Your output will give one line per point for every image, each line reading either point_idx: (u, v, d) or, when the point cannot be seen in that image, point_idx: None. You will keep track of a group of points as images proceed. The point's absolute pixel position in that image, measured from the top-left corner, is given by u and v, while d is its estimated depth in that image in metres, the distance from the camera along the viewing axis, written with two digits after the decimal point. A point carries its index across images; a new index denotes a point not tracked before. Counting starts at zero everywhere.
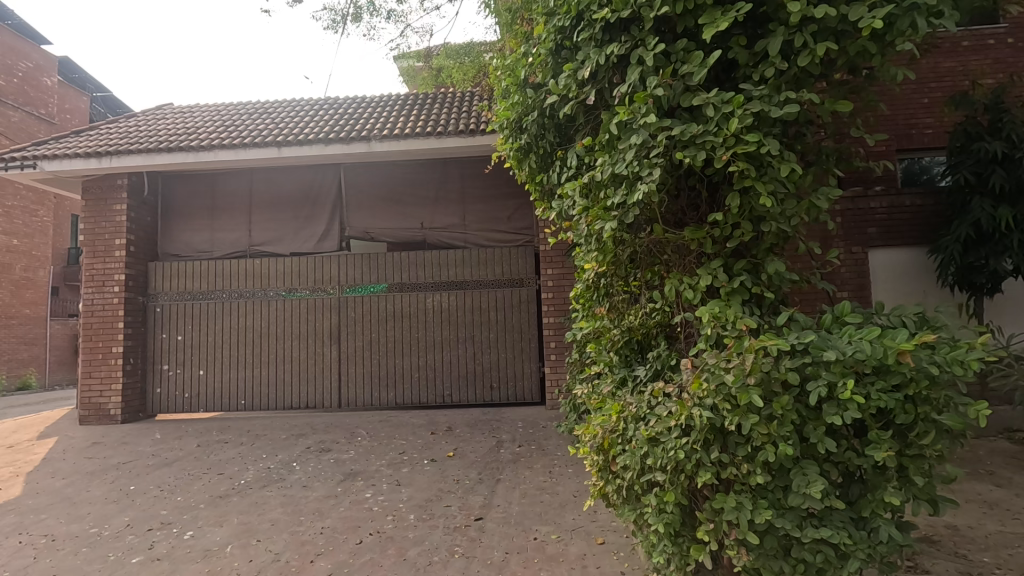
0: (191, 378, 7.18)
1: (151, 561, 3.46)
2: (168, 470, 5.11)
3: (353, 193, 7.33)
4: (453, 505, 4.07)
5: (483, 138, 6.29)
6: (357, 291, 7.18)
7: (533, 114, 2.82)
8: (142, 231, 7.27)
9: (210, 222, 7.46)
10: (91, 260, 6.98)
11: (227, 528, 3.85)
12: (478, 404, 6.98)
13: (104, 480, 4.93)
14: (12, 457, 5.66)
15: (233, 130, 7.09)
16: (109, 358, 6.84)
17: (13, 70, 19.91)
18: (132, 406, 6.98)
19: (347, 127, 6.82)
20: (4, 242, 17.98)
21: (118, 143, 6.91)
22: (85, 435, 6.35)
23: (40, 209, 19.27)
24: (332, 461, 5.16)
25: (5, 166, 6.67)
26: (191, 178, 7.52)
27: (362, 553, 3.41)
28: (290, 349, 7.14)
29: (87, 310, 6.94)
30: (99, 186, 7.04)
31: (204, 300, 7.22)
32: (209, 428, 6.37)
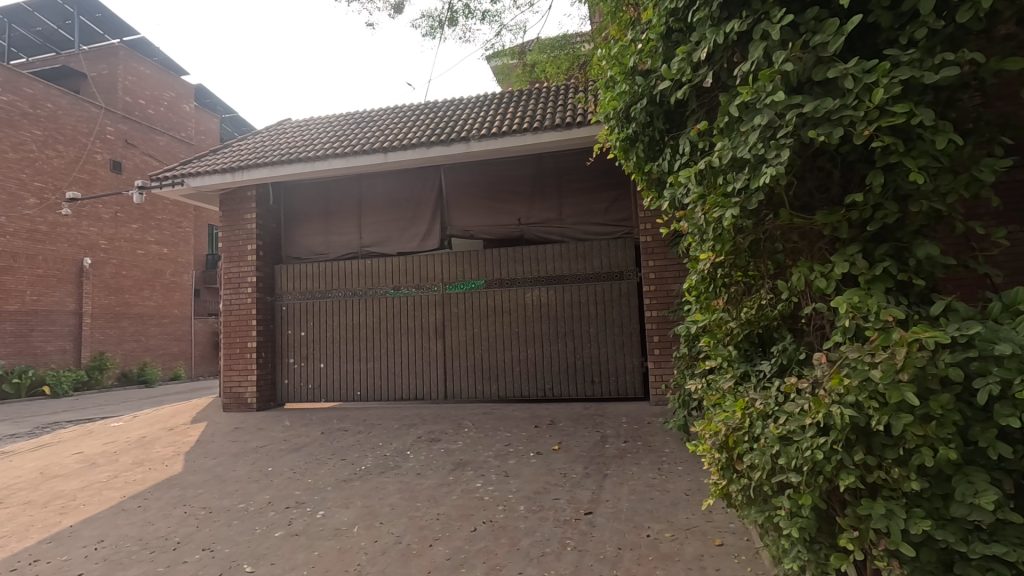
0: (313, 370, 7.81)
1: (291, 535, 3.82)
2: (298, 454, 5.61)
3: (453, 192, 7.57)
4: (562, 498, 4.10)
5: (580, 131, 6.23)
6: (459, 287, 7.42)
7: (642, 102, 2.75)
8: (269, 236, 8.00)
9: (326, 227, 8.04)
10: (228, 264, 7.82)
11: (353, 510, 4.16)
12: (580, 398, 6.96)
13: (246, 461, 5.52)
14: (173, 438, 6.49)
15: (345, 140, 7.60)
16: (245, 352, 7.63)
17: (158, 100, 22.95)
18: (265, 395, 7.74)
19: (447, 129, 7.04)
20: (157, 252, 20.66)
21: (248, 159, 7.65)
22: (228, 420, 7.13)
23: (183, 221, 21.88)
24: (442, 450, 5.39)
25: (160, 184, 7.64)
26: (308, 186, 8.14)
27: (477, 540, 3.54)
28: (400, 344, 7.54)
29: (227, 310, 7.80)
30: (233, 198, 7.85)
31: (323, 299, 7.83)
32: (330, 417, 6.90)
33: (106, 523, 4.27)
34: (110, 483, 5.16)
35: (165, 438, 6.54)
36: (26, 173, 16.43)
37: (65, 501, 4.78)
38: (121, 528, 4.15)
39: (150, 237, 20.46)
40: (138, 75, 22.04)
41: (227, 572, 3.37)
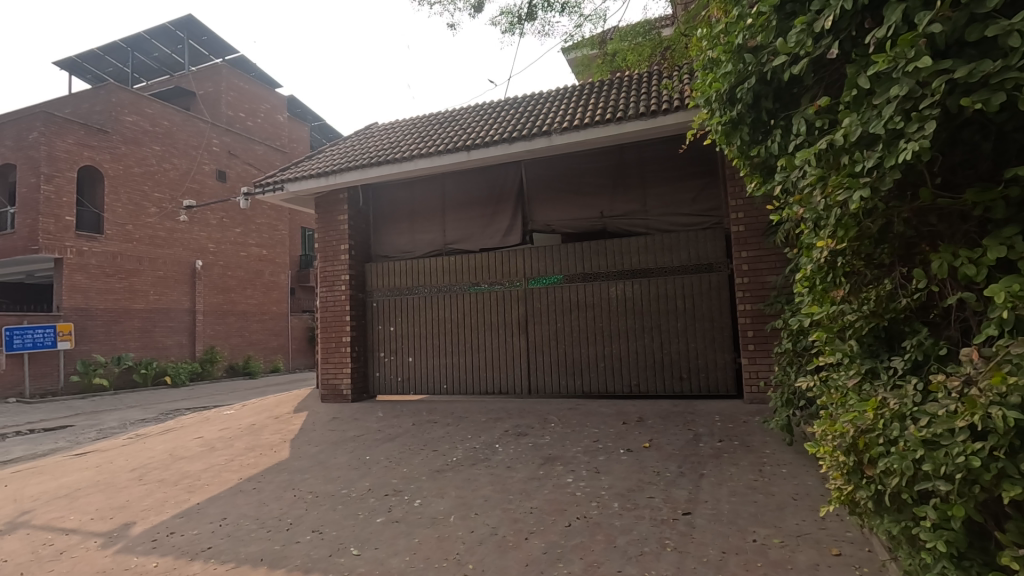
0: (403, 364, 8.12)
1: (392, 522, 3.98)
2: (393, 444, 5.83)
3: (534, 187, 7.56)
4: (657, 496, 3.98)
5: (666, 119, 6.02)
6: (541, 281, 7.42)
7: (750, 81, 2.60)
8: (360, 235, 8.39)
9: (411, 225, 8.30)
10: (324, 264, 8.29)
11: (447, 500, 4.26)
12: (667, 395, 6.74)
13: (345, 450, 5.81)
14: (279, 426, 6.97)
15: (429, 140, 7.80)
16: (340, 346, 8.06)
17: (256, 113, 24.81)
18: (359, 387, 8.14)
19: (528, 124, 7.04)
20: (257, 254, 22.35)
21: (340, 163, 8.05)
22: (326, 411, 7.56)
23: (279, 224, 23.49)
24: (530, 445, 5.40)
25: (263, 190, 8.21)
26: (394, 186, 8.43)
27: (572, 536, 3.51)
28: (484, 339, 7.66)
29: (323, 306, 8.28)
30: (327, 201, 8.31)
31: (411, 295, 8.13)
32: (419, 410, 7.13)
33: (227, 503, 4.65)
34: (228, 466, 5.63)
35: (272, 426, 7.03)
36: (148, 184, 18.37)
37: (192, 481, 5.27)
38: (240, 508, 4.51)
39: (251, 240, 22.17)
40: (238, 91, 23.92)
41: (336, 553, 3.56)
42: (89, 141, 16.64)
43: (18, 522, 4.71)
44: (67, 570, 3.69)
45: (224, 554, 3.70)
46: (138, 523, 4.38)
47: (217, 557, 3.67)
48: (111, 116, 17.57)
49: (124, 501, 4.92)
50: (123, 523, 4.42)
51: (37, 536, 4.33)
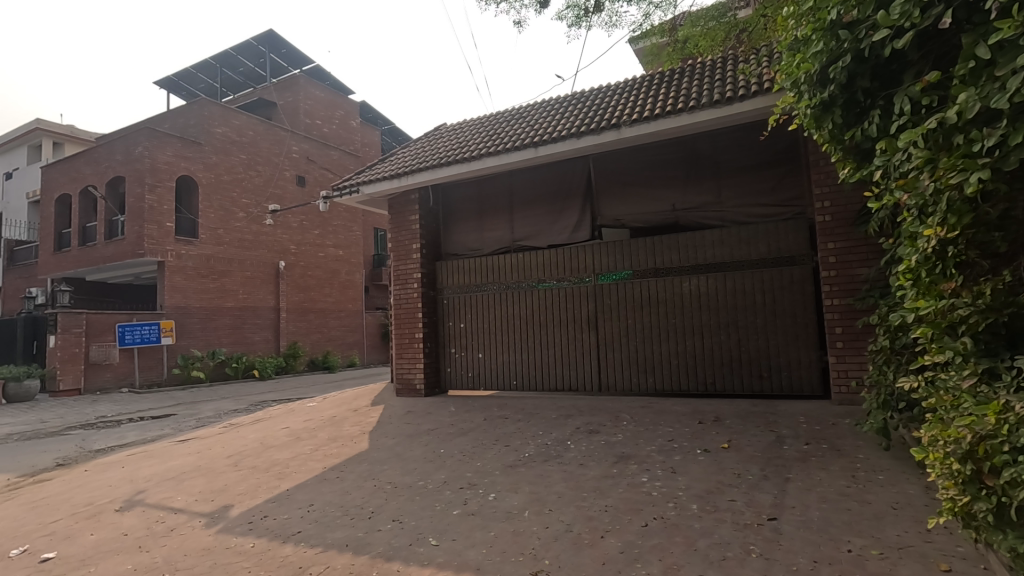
0: (473, 360, 8.26)
1: (467, 515, 4.05)
2: (465, 438, 5.94)
3: (603, 181, 7.45)
4: (739, 500, 3.81)
5: (743, 105, 5.76)
6: (611, 277, 7.31)
7: (845, 60, 2.47)
8: (430, 235, 8.60)
9: (480, 223, 8.41)
10: (397, 263, 8.57)
11: (521, 495, 4.29)
12: (746, 394, 6.45)
13: (420, 443, 5.98)
14: (358, 419, 7.28)
15: (497, 138, 7.87)
16: (413, 342, 8.31)
17: (331, 119, 26.03)
18: (431, 381, 8.36)
19: (596, 117, 6.95)
20: (334, 254, 23.48)
21: (411, 164, 8.29)
22: (401, 404, 7.82)
23: (353, 225, 24.53)
24: (602, 443, 5.33)
25: (340, 193, 8.59)
26: (463, 185, 8.57)
27: (650, 536, 3.43)
28: (553, 336, 7.65)
29: (397, 303, 8.58)
30: (399, 202, 8.58)
31: (480, 292, 8.24)
32: (490, 405, 7.22)
33: (313, 490, 4.92)
34: (313, 455, 5.95)
35: (351, 418, 7.36)
36: (236, 191, 19.74)
37: (281, 468, 5.61)
38: (325, 495, 4.75)
39: (328, 241, 23.30)
40: (315, 99, 25.20)
41: (415, 542, 3.68)
42: (184, 152, 18.10)
43: (134, 500, 5.21)
44: (176, 546, 4.04)
45: (312, 538, 3.91)
46: (235, 506, 4.72)
47: (306, 540, 3.89)
48: (203, 129, 19.02)
49: (222, 485, 5.32)
50: (223, 505, 4.78)
51: (151, 513, 4.77)
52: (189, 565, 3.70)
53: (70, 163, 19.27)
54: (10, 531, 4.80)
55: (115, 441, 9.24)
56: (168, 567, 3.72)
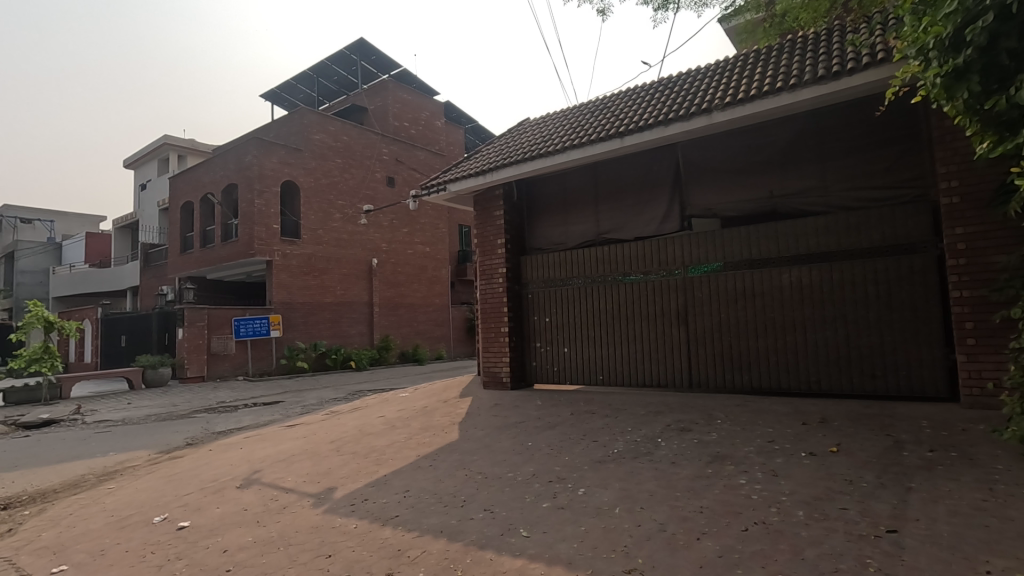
0: (558, 354, 8.24)
1: (557, 508, 4.05)
2: (552, 432, 5.94)
3: (693, 169, 7.14)
4: (851, 509, 3.51)
5: (852, 80, 5.30)
6: (701, 269, 7.00)
7: (986, 18, 2.33)
8: (515, 230, 8.68)
9: (564, 217, 8.36)
10: (483, 258, 8.74)
11: (611, 491, 4.23)
12: (856, 394, 5.93)
13: (508, 435, 6.06)
14: (447, 410, 7.51)
15: (581, 130, 7.78)
16: (499, 336, 8.44)
17: (418, 121, 26.99)
18: (517, 375, 8.45)
19: (685, 103, 6.67)
20: (422, 251, 24.37)
21: (496, 161, 8.40)
22: (489, 397, 7.97)
23: (439, 222, 25.29)
24: (695, 441, 5.13)
25: (428, 192, 8.87)
26: (547, 180, 8.56)
27: (751, 541, 3.25)
28: (640, 330, 7.46)
29: (483, 298, 8.75)
30: (484, 198, 8.72)
31: (565, 286, 8.20)
32: (576, 399, 7.18)
33: (408, 476, 5.14)
34: (407, 443, 6.21)
35: (441, 409, 7.60)
36: (333, 194, 21.04)
37: (378, 455, 5.91)
38: (420, 482, 4.95)
39: (416, 238, 24.21)
40: (403, 102, 26.27)
41: (507, 532, 3.73)
42: (287, 159, 19.59)
43: (252, 478, 5.72)
44: (288, 523, 4.38)
45: (409, 523, 4.09)
46: (338, 488, 5.04)
47: (404, 524, 4.07)
48: (304, 136, 20.44)
49: (327, 468, 5.71)
50: (328, 487, 5.13)
51: (266, 491, 5.21)
52: (300, 541, 4.00)
53: (192, 173, 21.43)
54: (151, 500, 5.44)
55: (233, 425, 10.18)
56: (282, 541, 4.05)
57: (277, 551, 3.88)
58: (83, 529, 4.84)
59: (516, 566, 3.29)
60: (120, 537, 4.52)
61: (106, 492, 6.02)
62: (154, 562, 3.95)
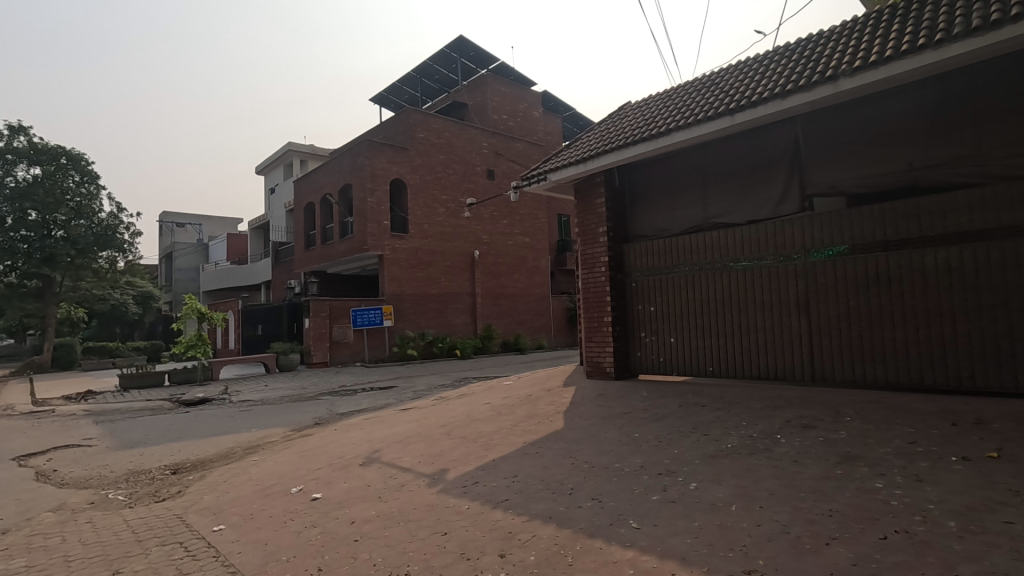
0: (664, 344, 7.99)
1: (668, 502, 3.94)
2: (660, 424, 5.78)
3: (814, 144, 6.54)
4: (1018, 522, 3.07)
5: (1015, 28, 4.57)
6: (825, 253, 6.42)
7: None
8: (617, 217, 8.51)
9: (669, 202, 8.06)
10: (584, 247, 8.68)
11: (726, 488, 4.03)
12: (1019, 393, 5.16)
13: (614, 425, 5.99)
14: (552, 398, 7.57)
15: (686, 110, 7.42)
16: (602, 325, 8.35)
17: (516, 113, 27.27)
18: (621, 365, 8.30)
19: (806, 72, 6.12)
20: (522, 242, 24.68)
21: (596, 147, 8.26)
22: (592, 386, 7.92)
23: (538, 213, 25.44)
24: (820, 439, 4.74)
25: (529, 182, 8.94)
26: (650, 165, 8.29)
27: (890, 551, 2.96)
28: (753, 319, 7.02)
29: (584, 287, 8.70)
30: (585, 186, 8.63)
31: (670, 274, 7.92)
32: (685, 391, 6.91)
33: (516, 462, 5.26)
34: (514, 430, 6.36)
35: (545, 397, 7.68)
36: (437, 189, 21.92)
37: (486, 440, 6.10)
38: (527, 468, 5.05)
39: (516, 230, 24.55)
40: (501, 95, 26.67)
41: (616, 523, 3.70)
42: (395, 158, 20.73)
43: (373, 457, 6.16)
44: (407, 500, 4.67)
45: (519, 507, 4.19)
46: (451, 470, 5.29)
47: (513, 508, 4.18)
48: (410, 135, 21.48)
49: (439, 451, 6.00)
50: (441, 468, 5.39)
51: (385, 469, 5.60)
52: (418, 518, 4.25)
53: (313, 177, 23.36)
54: (289, 472, 6.06)
55: (353, 407, 11.04)
56: (402, 516, 4.33)
57: (398, 525, 4.16)
58: (235, 495, 5.51)
59: (627, 557, 3.25)
60: (266, 504, 5.09)
61: (252, 464, 6.80)
62: (294, 528, 4.40)
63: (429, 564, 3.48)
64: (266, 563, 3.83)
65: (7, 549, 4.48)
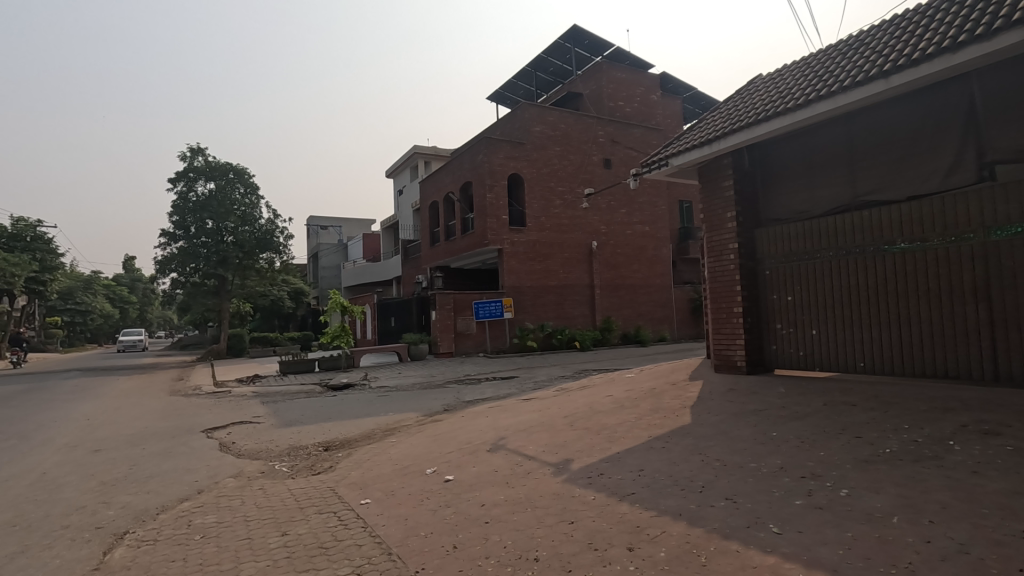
0: (804, 337, 7.32)
1: (814, 508, 3.62)
2: (802, 424, 5.32)
3: (996, 102, 5.54)
4: None
5: None
6: (1010, 231, 5.45)
7: None
8: (747, 201, 7.94)
9: (809, 182, 7.36)
10: (711, 233, 8.22)
11: (886, 497, 3.60)
12: None
13: (747, 423, 5.61)
14: (677, 392, 7.28)
15: (830, 77, 6.68)
16: (732, 317, 7.86)
17: (633, 98, 26.47)
18: (754, 359, 7.74)
19: (985, 17, 5.19)
20: (641, 231, 23.95)
21: (724, 127, 7.74)
22: (722, 381, 7.49)
23: (658, 200, 24.51)
24: (1007, 449, 4.04)
25: (649, 168, 8.62)
26: (786, 142, 7.61)
27: None
28: (914, 309, 6.16)
29: (711, 276, 8.25)
30: (711, 169, 8.15)
31: (810, 260, 7.23)
32: (830, 388, 6.27)
33: (642, 456, 5.15)
34: (638, 423, 6.22)
35: (670, 390, 7.41)
36: (554, 181, 22.03)
37: (610, 432, 6.04)
38: (654, 463, 4.92)
39: (635, 218, 23.87)
40: (617, 81, 26.06)
41: (755, 526, 3.48)
42: (512, 153, 21.18)
43: (499, 444, 6.39)
44: (533, 487, 4.78)
45: (647, 501, 4.10)
46: (575, 460, 5.32)
47: (641, 502, 4.10)
48: (526, 130, 21.79)
49: (563, 441, 6.05)
50: (565, 459, 5.44)
51: (512, 457, 5.77)
52: (545, 505, 4.33)
53: (436, 177, 24.65)
54: (423, 454, 6.49)
55: (479, 395, 11.51)
56: (530, 503, 4.44)
57: (526, 511, 4.27)
58: (377, 472, 6.02)
59: (768, 563, 3.04)
60: (405, 482, 5.51)
61: (391, 445, 7.39)
62: (430, 507, 4.71)
63: (557, 551, 3.54)
64: (408, 537, 4.14)
65: (202, 506, 5.31)
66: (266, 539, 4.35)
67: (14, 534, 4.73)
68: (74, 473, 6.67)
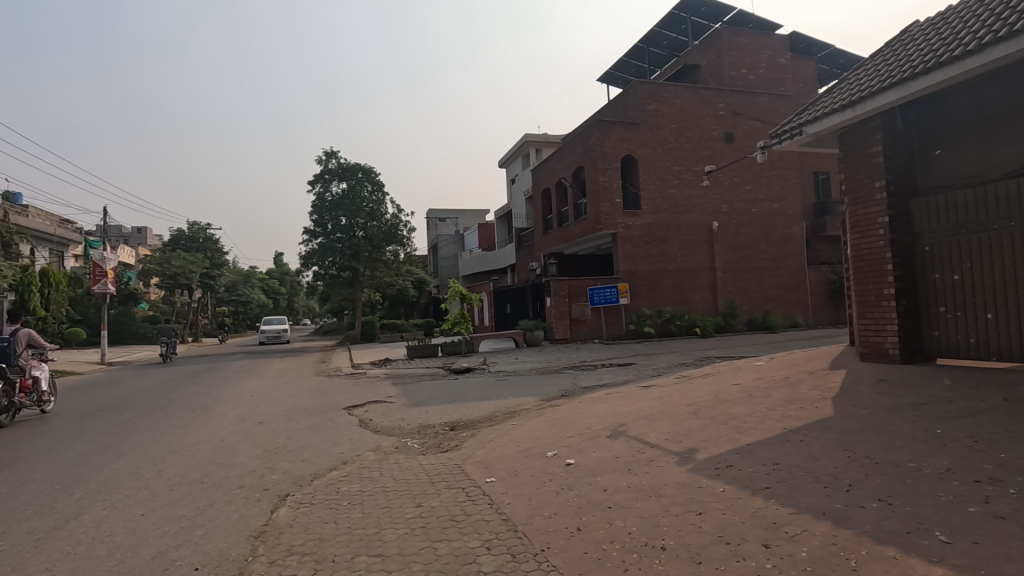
0: (975, 322, 6.32)
1: (993, 517, 3.15)
2: (973, 421, 4.62)
3: None
4: None
5: None
6: None
7: None
8: (901, 168, 7.03)
9: (982, 141, 6.35)
10: (854, 207, 7.38)
11: None
12: None
13: (904, 418, 4.99)
14: (816, 382, 6.67)
15: (1010, 14, 5.61)
16: (881, 299, 7.00)
17: (758, 64, 24.43)
18: (910, 347, 6.83)
19: None
20: (769, 208, 22.12)
21: (870, 85, 6.85)
22: (870, 370, 6.72)
23: (788, 174, 22.49)
24: None
25: (779, 139, 7.90)
26: (950, 97, 6.62)
27: None
28: None
29: (855, 254, 7.39)
30: (854, 134, 7.29)
31: (982, 233, 6.21)
32: (1011, 381, 5.37)
33: (777, 449, 4.81)
34: (771, 414, 5.80)
35: (808, 380, 6.80)
36: (670, 160, 21.08)
37: (739, 423, 5.71)
38: (791, 457, 4.57)
39: (762, 195, 22.10)
40: (738, 48, 24.19)
41: (916, 532, 3.10)
42: (625, 134, 20.56)
43: (619, 430, 6.32)
44: (657, 475, 4.67)
45: (784, 497, 3.82)
46: (701, 450, 5.10)
47: (777, 498, 3.84)
48: (639, 109, 21.02)
49: (687, 430, 5.83)
50: (690, 448, 5.25)
51: (634, 444, 5.68)
52: (670, 494, 4.21)
53: (548, 164, 24.69)
54: (544, 438, 6.62)
55: (596, 381, 11.55)
56: (654, 490, 4.35)
57: (650, 498, 4.19)
58: (501, 453, 6.26)
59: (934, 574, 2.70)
60: (527, 464, 5.67)
61: (512, 427, 7.63)
62: (552, 488, 4.80)
63: (685, 542, 3.44)
64: (533, 516, 4.27)
65: (348, 475, 5.89)
66: (404, 508, 4.73)
67: (203, 490, 5.59)
68: (244, 441, 7.71)
